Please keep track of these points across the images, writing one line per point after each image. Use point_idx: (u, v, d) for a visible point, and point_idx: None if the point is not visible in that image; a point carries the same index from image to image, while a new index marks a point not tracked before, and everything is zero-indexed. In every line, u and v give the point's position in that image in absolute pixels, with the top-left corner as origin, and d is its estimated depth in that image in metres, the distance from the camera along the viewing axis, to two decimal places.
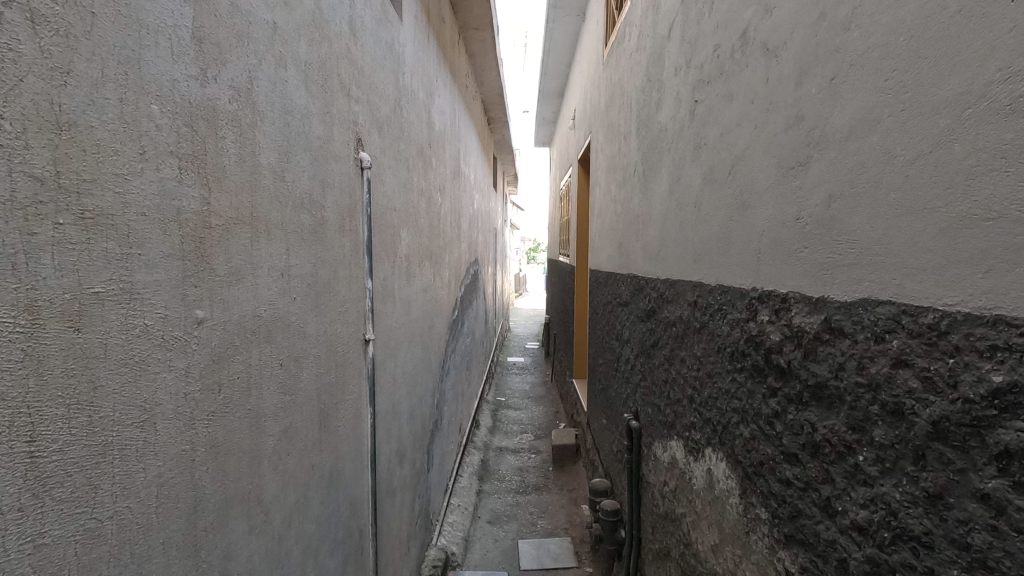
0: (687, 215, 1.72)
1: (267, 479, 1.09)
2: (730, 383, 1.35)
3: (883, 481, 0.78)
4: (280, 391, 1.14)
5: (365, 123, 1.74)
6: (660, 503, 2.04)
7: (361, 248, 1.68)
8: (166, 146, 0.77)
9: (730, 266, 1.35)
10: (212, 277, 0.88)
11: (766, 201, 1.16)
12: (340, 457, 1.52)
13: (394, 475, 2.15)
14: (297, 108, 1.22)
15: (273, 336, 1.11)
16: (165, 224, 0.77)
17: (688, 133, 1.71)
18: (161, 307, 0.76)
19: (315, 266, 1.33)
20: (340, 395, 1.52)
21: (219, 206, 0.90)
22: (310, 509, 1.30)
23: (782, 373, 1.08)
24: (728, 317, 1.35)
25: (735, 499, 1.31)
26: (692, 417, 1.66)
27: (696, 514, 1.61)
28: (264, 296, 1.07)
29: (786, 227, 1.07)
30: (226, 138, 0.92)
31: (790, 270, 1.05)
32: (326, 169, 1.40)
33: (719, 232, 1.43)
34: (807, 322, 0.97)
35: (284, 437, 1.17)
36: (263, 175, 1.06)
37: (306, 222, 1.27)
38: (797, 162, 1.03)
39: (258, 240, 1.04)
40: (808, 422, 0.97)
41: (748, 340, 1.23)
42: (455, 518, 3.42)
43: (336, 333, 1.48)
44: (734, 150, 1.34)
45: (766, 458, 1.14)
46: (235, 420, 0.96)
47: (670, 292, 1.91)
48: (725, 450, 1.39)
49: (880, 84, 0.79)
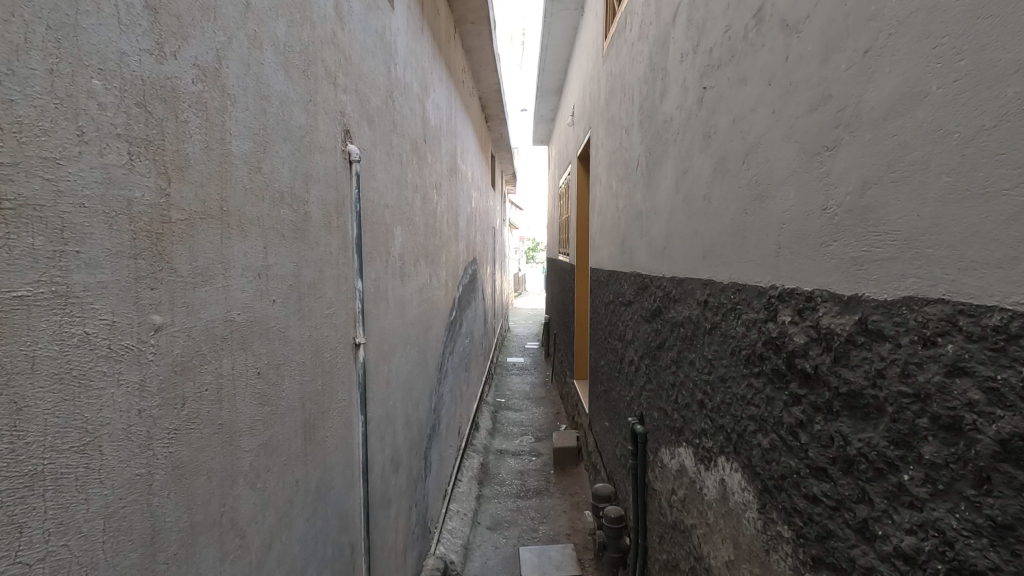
0: (695, 211, 1.62)
1: (243, 500, 0.99)
2: (746, 389, 1.25)
3: (935, 505, 0.68)
4: (258, 403, 1.05)
5: (354, 114, 1.64)
6: (668, 513, 1.94)
7: (350, 246, 1.59)
8: (112, 129, 0.67)
9: (746, 263, 1.26)
10: (174, 278, 0.79)
11: (786, 191, 1.06)
12: (328, 469, 1.42)
13: (390, 483, 2.06)
14: (275, 95, 1.12)
15: (249, 342, 1.01)
16: (110, 217, 0.67)
17: (697, 123, 1.61)
18: (107, 312, 0.66)
19: (297, 265, 1.23)
20: (328, 403, 1.42)
21: (182, 199, 0.81)
22: (293, 529, 1.20)
23: (807, 380, 0.98)
24: (744, 318, 1.25)
25: (752, 513, 1.21)
26: (703, 424, 1.56)
27: (708, 527, 1.52)
28: (237, 299, 0.97)
29: (810, 220, 0.98)
30: (191, 122, 0.83)
31: (816, 266, 0.95)
32: (309, 161, 1.30)
33: (732, 227, 1.34)
34: (837, 323, 0.88)
35: (263, 452, 1.07)
36: (236, 166, 0.96)
37: (286, 218, 1.17)
38: (823, 147, 0.93)
39: (229, 237, 0.94)
40: (838, 434, 0.88)
41: (767, 343, 1.13)
42: (454, 525, 3.32)
43: (322, 337, 1.38)
44: (749, 138, 1.24)
45: (789, 471, 1.05)
46: (202, 437, 0.86)
47: (677, 292, 1.81)
48: (740, 460, 1.29)
49: (926, 53, 0.70)
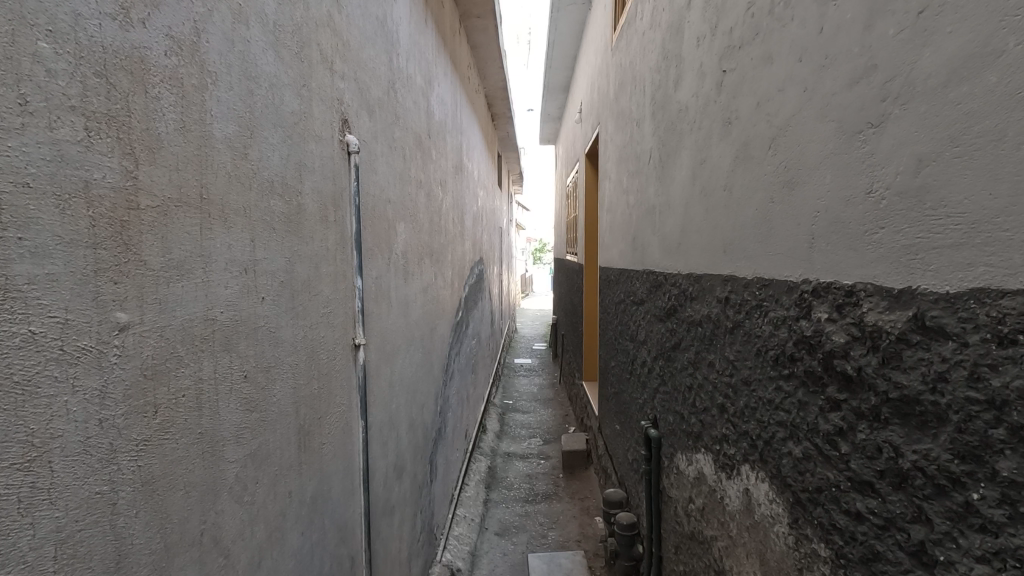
0: (714, 202, 1.53)
1: (228, 515, 0.91)
2: (773, 393, 1.16)
3: (1016, 531, 0.59)
4: (245, 409, 0.96)
5: (352, 104, 1.56)
6: (685, 522, 1.85)
7: (349, 242, 1.50)
8: (65, 100, 0.59)
9: (773, 256, 1.16)
10: (143, 271, 0.71)
11: (821, 175, 0.97)
12: (325, 478, 1.34)
13: (393, 491, 1.97)
14: (263, 76, 1.03)
15: (233, 343, 0.93)
16: (62, 200, 0.59)
17: (716, 109, 1.52)
18: (58, 308, 0.58)
19: (289, 261, 1.14)
20: (324, 409, 1.33)
21: (154, 184, 0.73)
22: (286, 543, 1.12)
23: (847, 383, 0.88)
24: (771, 315, 1.16)
25: (782, 528, 1.12)
26: (724, 428, 1.46)
27: (730, 540, 1.42)
28: (220, 296, 0.88)
29: (849, 206, 0.88)
30: (163, 98, 0.75)
31: (859, 257, 0.86)
32: (304, 150, 1.22)
33: (757, 217, 1.24)
34: (886, 320, 0.78)
35: (252, 462, 0.99)
36: (218, 151, 0.88)
37: (277, 209, 1.09)
38: (867, 124, 0.84)
39: (210, 228, 0.86)
40: (887, 445, 0.79)
41: (798, 342, 1.04)
42: (461, 531, 3.24)
43: (317, 338, 1.29)
44: (775, 121, 1.15)
45: (826, 484, 0.95)
46: (178, 448, 0.78)
47: (694, 289, 1.72)
48: (766, 468, 1.20)
49: (1001, 5, 0.60)
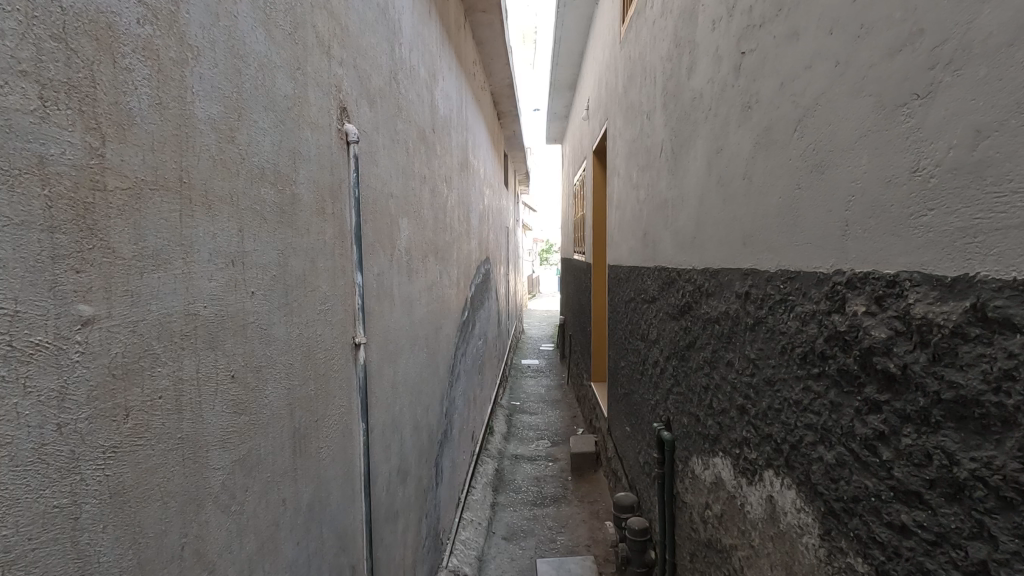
0: (733, 192, 1.45)
1: (213, 526, 0.84)
2: (801, 394, 1.08)
3: None
4: (233, 412, 0.90)
5: (352, 92, 1.50)
6: (701, 529, 1.77)
7: (348, 236, 1.44)
8: (14, 63, 0.53)
9: (799, 246, 1.08)
10: (111, 260, 0.64)
11: (856, 156, 0.89)
12: (323, 483, 1.27)
13: (396, 495, 1.90)
14: (252, 55, 0.97)
15: (219, 340, 0.86)
16: (10, 177, 0.52)
17: (733, 94, 1.44)
18: (7, 299, 0.51)
19: (282, 254, 1.08)
20: (322, 411, 1.27)
21: (124, 164, 0.66)
22: (280, 555, 1.05)
23: (890, 383, 0.80)
24: (797, 310, 1.08)
25: (812, 540, 1.04)
26: (744, 431, 1.38)
27: (752, 550, 1.34)
28: (204, 290, 0.82)
29: (891, 187, 0.80)
30: (135, 69, 0.68)
31: (903, 244, 0.77)
32: (298, 137, 1.15)
33: (781, 205, 1.16)
34: (938, 312, 0.71)
35: (242, 469, 0.92)
36: (201, 132, 0.81)
37: (268, 197, 1.02)
38: (912, 95, 0.76)
39: (191, 215, 0.79)
40: (939, 451, 0.71)
41: (830, 339, 0.96)
42: (468, 535, 3.18)
43: (314, 336, 1.23)
44: (802, 101, 1.07)
45: (864, 493, 0.87)
46: (154, 455, 0.71)
47: (710, 285, 1.63)
48: (793, 474, 1.12)
49: None
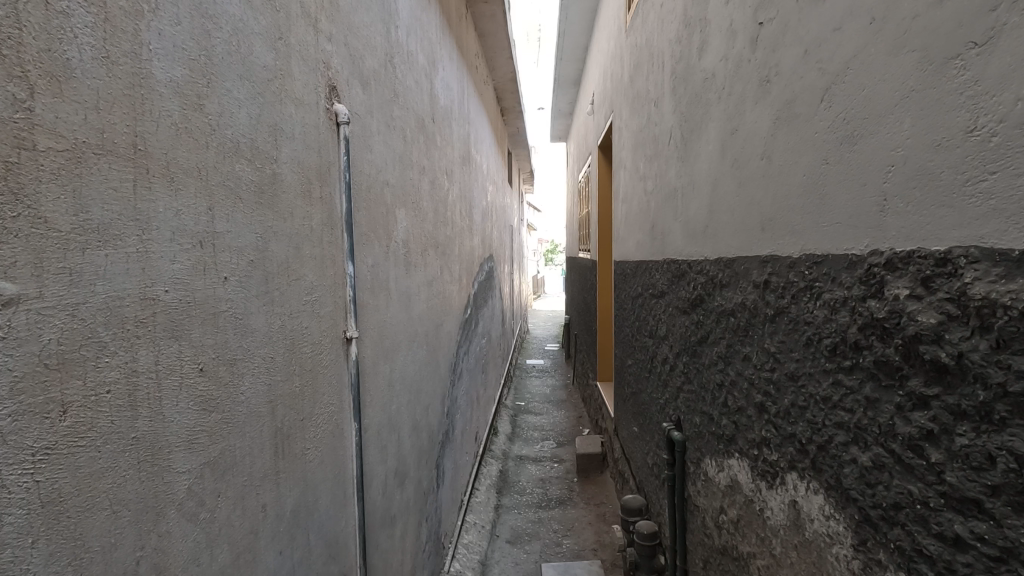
0: (750, 174, 1.35)
1: (179, 538, 0.75)
2: (830, 389, 0.98)
3: None
4: (204, 410, 0.81)
5: (342, 71, 1.41)
6: (715, 535, 1.67)
7: (338, 224, 1.35)
8: None
9: (827, 227, 0.99)
10: (41, 232, 0.55)
11: (895, 121, 0.79)
12: (310, 488, 1.18)
13: (394, 499, 1.82)
14: (225, 17, 0.88)
15: (185, 329, 0.77)
16: None
17: (750, 69, 1.34)
18: None
19: (262, 240, 0.99)
20: (309, 409, 1.18)
21: (60, 122, 0.57)
22: (260, 566, 0.97)
23: (941, 375, 0.71)
24: (825, 297, 0.98)
25: (843, 550, 0.94)
26: (764, 431, 1.28)
27: (773, 559, 1.24)
28: (165, 273, 0.73)
29: (942, 151, 0.70)
30: (75, 15, 0.59)
31: (957, 216, 0.68)
32: (280, 112, 1.07)
33: (806, 183, 1.06)
34: (1003, 291, 0.61)
35: (214, 473, 0.83)
36: (161, 96, 0.73)
37: (244, 175, 0.93)
38: (967, 44, 0.66)
39: (149, 186, 0.70)
40: (1005, 452, 0.62)
41: (866, 327, 0.86)
42: (471, 538, 3.09)
43: (299, 329, 1.14)
44: (829, 68, 0.97)
45: (907, 500, 0.78)
46: (101, 458, 0.62)
47: (724, 275, 1.54)
48: (821, 478, 1.02)
49: None
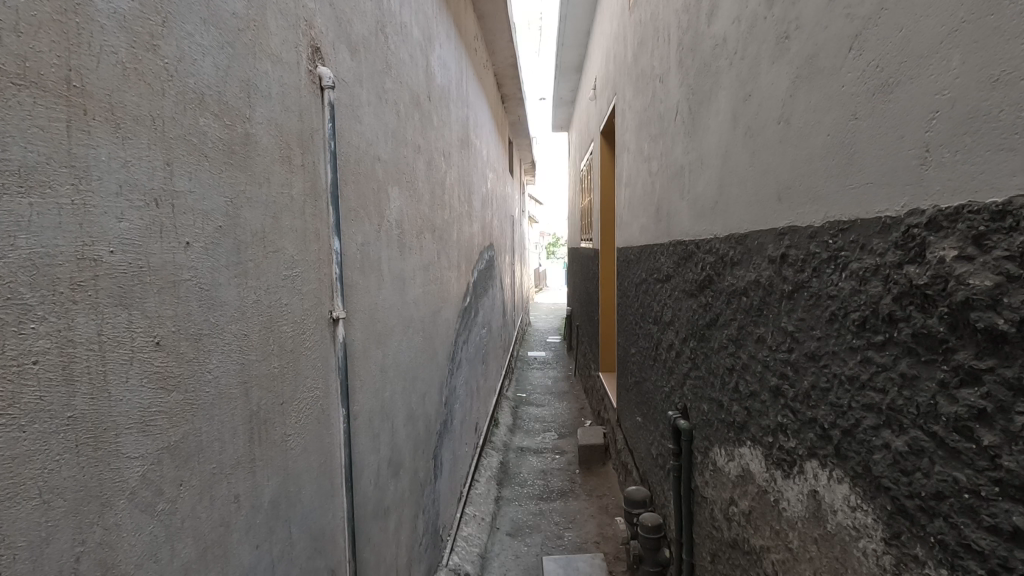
0: (764, 141, 1.26)
1: (132, 531, 0.67)
2: (857, 368, 0.89)
3: None
4: (163, 388, 0.73)
5: (327, 33, 1.31)
6: (724, 527, 1.59)
7: (323, 196, 1.26)
8: None
9: (855, 190, 0.90)
10: None
11: (940, 62, 0.70)
12: (292, 477, 1.10)
13: (387, 491, 1.74)
14: None
15: (137, 297, 0.68)
16: None
17: (765, 27, 1.24)
18: None
19: (234, 206, 0.90)
20: (290, 393, 1.09)
21: None
22: (234, 561, 0.88)
23: (996, 345, 0.62)
24: (854, 267, 0.89)
25: (872, 545, 0.85)
26: (780, 415, 1.19)
27: (788, 552, 1.16)
28: (111, 232, 0.64)
29: (1000, 88, 0.61)
30: None
31: (1019, 161, 0.59)
32: (255, 68, 0.98)
33: (830, 143, 0.97)
34: None
35: (176, 459, 0.75)
36: (105, 27, 0.64)
37: (210, 130, 0.84)
38: None
39: (89, 131, 0.61)
40: None
41: (902, 296, 0.77)
42: (470, 531, 3.01)
43: (278, 305, 1.05)
44: (860, 11, 0.87)
45: (952, 488, 0.69)
46: (25, 440, 0.53)
47: (736, 252, 1.44)
48: (846, 465, 0.93)
49: None
